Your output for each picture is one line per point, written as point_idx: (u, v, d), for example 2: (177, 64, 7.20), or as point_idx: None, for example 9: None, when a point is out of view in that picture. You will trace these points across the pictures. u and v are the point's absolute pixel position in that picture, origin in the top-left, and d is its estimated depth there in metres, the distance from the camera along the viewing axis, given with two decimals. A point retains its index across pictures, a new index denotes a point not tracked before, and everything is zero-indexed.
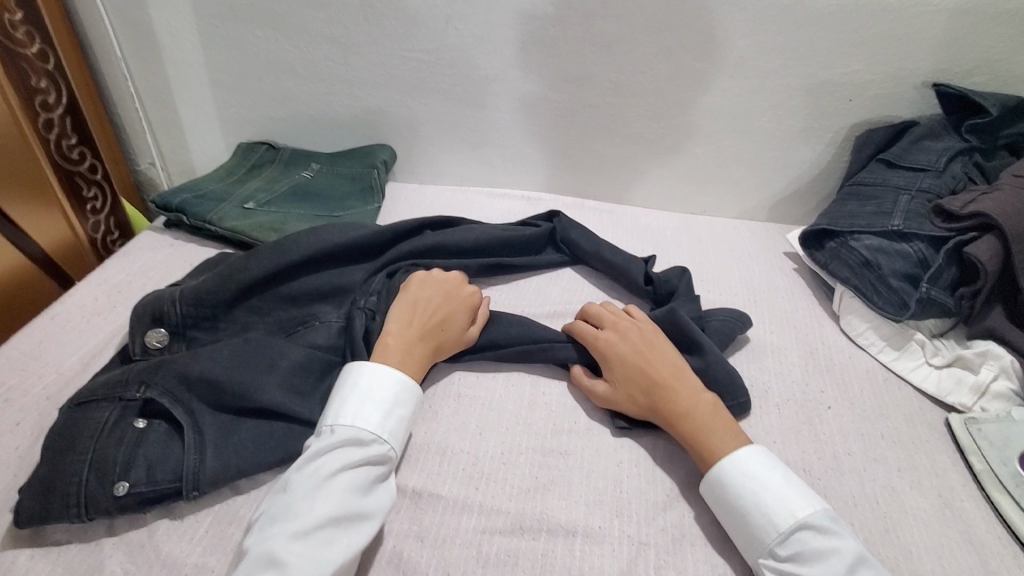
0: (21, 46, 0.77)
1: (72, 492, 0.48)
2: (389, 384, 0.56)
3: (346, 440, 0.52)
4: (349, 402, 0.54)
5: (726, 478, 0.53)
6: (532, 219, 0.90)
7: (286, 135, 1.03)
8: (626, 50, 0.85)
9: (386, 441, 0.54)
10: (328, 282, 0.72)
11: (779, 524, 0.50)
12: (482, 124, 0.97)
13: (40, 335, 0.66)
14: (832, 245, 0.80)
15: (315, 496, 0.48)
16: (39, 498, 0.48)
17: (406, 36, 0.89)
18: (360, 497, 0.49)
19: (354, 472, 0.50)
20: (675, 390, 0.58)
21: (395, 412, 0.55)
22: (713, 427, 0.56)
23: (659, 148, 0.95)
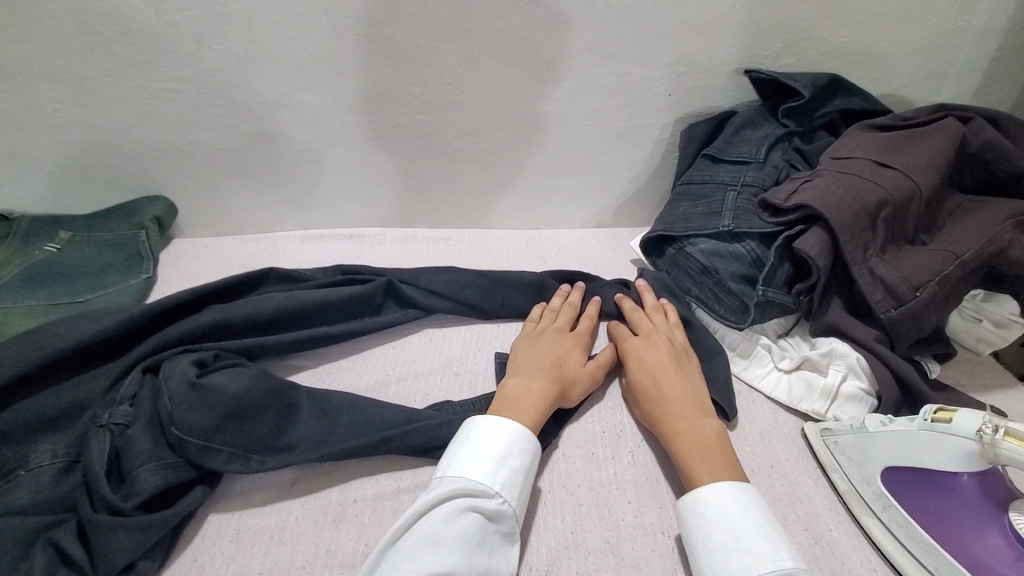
0: None
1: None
2: (525, 437, 0.51)
3: (458, 490, 0.46)
4: (461, 454, 0.49)
5: (713, 502, 0.48)
6: (362, 273, 0.74)
7: (22, 200, 0.81)
8: (421, 60, 0.74)
9: (497, 491, 0.47)
10: (54, 405, 0.53)
11: (777, 559, 0.44)
12: (276, 160, 0.81)
13: None
14: (672, 252, 0.76)
15: (421, 554, 0.42)
16: None
17: (149, 64, 0.72)
18: (471, 558, 0.43)
19: (462, 528, 0.44)
20: (674, 402, 0.56)
21: (509, 462, 0.49)
22: (704, 455, 0.52)
23: (486, 164, 0.85)
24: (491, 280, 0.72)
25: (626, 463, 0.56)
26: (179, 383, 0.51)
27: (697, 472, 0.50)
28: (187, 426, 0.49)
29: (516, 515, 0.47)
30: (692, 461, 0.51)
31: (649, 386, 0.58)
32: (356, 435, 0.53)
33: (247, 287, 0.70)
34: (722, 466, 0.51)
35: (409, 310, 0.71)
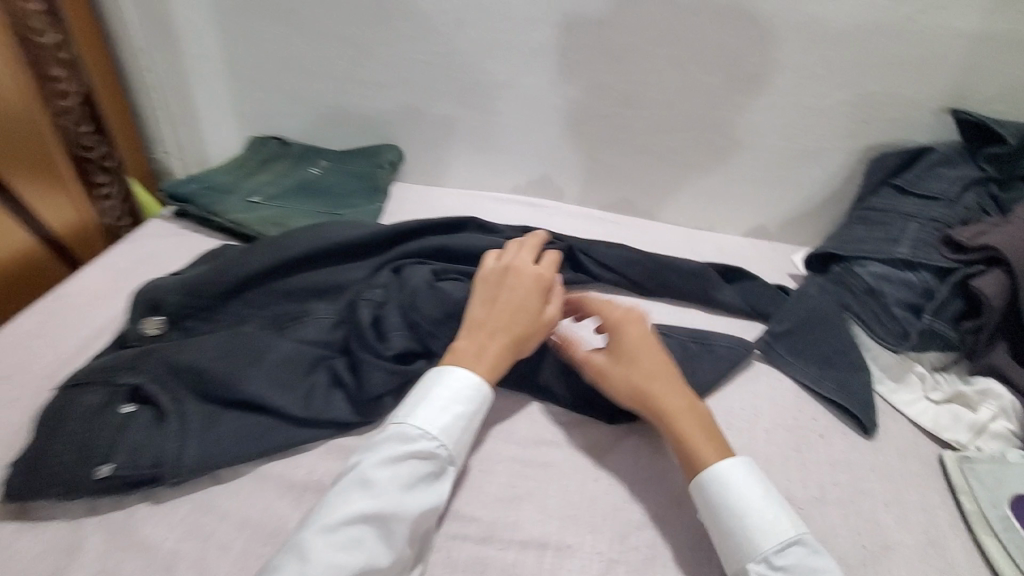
0: (36, 35, 0.71)
1: (59, 472, 0.50)
2: (468, 389, 0.55)
3: (392, 437, 0.52)
4: (410, 402, 0.54)
5: (729, 486, 0.52)
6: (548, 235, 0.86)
7: (295, 129, 1.03)
8: (635, 61, 0.85)
9: (436, 439, 0.52)
10: (324, 279, 0.71)
11: (779, 532, 0.49)
12: (491, 130, 0.96)
13: (45, 315, 0.68)
14: (837, 270, 0.79)
15: (361, 493, 0.48)
16: (28, 474, 0.50)
17: (417, 38, 0.89)
18: (402, 497, 0.49)
19: (402, 471, 0.50)
20: (665, 385, 0.58)
21: (452, 408, 0.54)
22: (697, 441, 0.55)
23: (668, 161, 0.94)
24: (659, 262, 0.81)
25: (758, 437, 0.64)
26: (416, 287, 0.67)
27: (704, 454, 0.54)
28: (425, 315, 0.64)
29: (450, 459, 0.53)
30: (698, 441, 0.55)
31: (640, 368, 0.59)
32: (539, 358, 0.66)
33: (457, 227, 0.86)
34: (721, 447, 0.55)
35: (579, 274, 0.82)
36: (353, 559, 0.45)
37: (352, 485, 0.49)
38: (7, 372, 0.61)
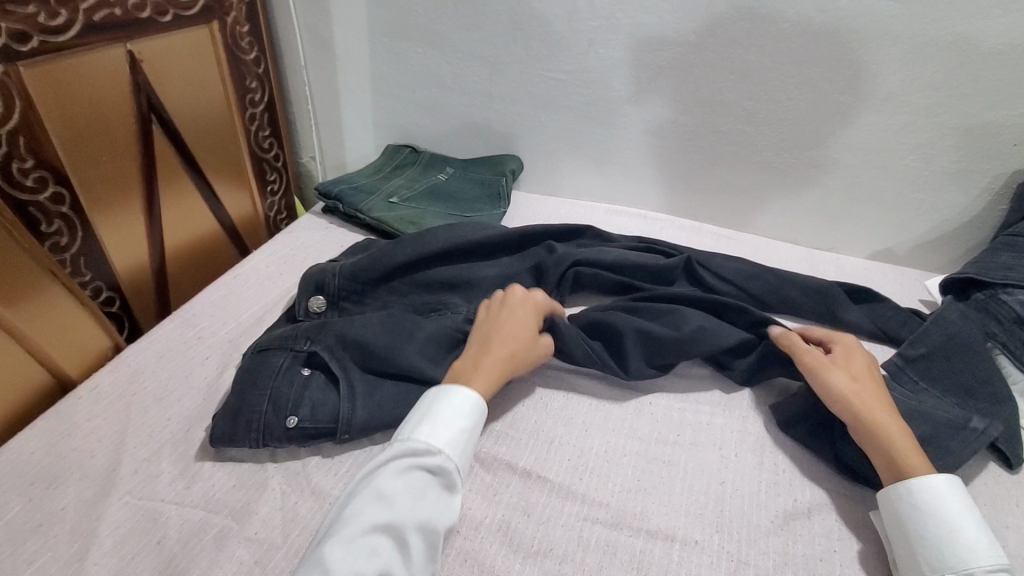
0: (243, 53, 0.85)
1: (254, 420, 0.57)
2: (467, 405, 0.56)
3: (399, 454, 0.53)
4: (419, 420, 0.55)
5: (931, 496, 0.52)
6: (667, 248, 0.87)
7: (427, 139, 1.13)
8: (763, 78, 0.86)
9: (442, 451, 0.53)
10: (458, 276, 0.77)
11: (982, 550, 0.49)
12: (609, 144, 1.00)
13: (226, 289, 0.79)
14: (979, 297, 0.76)
15: (377, 509, 0.49)
16: (229, 421, 0.57)
17: (548, 57, 0.95)
18: (417, 508, 0.49)
19: (411, 486, 0.51)
20: (876, 403, 0.59)
21: (456, 424, 0.55)
22: (907, 449, 0.55)
23: (789, 179, 0.94)
24: (783, 280, 0.82)
25: None
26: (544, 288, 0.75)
27: (913, 466, 0.54)
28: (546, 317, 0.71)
29: (460, 473, 0.54)
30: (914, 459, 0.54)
31: (864, 398, 0.60)
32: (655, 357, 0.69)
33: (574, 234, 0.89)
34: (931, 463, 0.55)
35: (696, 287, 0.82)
36: (369, 568, 0.45)
37: (369, 501, 0.49)
38: (201, 335, 0.71)
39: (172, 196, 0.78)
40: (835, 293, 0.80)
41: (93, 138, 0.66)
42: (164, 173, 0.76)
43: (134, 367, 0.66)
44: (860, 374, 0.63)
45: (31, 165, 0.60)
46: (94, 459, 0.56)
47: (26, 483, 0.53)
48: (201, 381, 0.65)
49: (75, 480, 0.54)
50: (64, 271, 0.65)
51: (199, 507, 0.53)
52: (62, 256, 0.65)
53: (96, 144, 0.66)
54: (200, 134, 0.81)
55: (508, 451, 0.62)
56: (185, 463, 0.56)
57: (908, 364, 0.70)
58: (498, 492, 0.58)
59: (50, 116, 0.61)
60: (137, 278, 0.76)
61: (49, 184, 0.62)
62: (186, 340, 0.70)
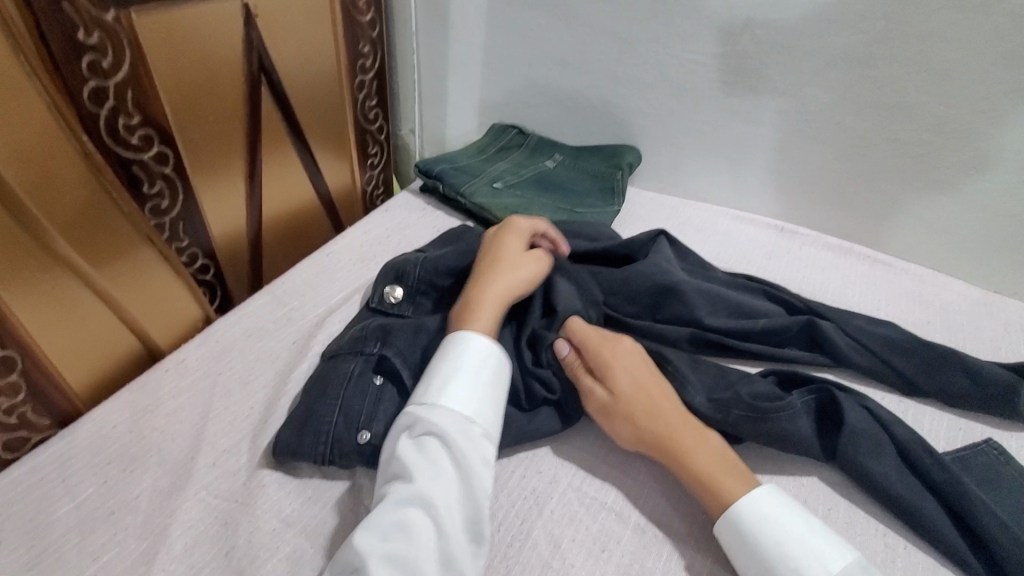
0: (359, 13, 0.78)
1: (322, 431, 0.51)
2: (466, 357, 0.52)
3: (409, 425, 0.49)
4: (419, 385, 0.51)
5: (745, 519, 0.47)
6: (786, 293, 0.70)
7: (535, 121, 1.03)
8: (969, 77, 0.69)
9: (448, 407, 0.49)
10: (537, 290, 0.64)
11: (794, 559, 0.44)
12: (749, 142, 0.87)
13: (318, 269, 0.74)
14: None
15: (400, 483, 0.45)
16: (296, 433, 0.51)
17: (693, 36, 0.82)
18: (435, 476, 0.45)
19: (428, 449, 0.47)
20: (688, 430, 0.52)
21: (455, 377, 0.51)
22: (721, 475, 0.49)
23: (978, 203, 0.77)
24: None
25: None
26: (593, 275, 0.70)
27: (728, 489, 0.48)
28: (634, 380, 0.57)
29: (478, 423, 0.49)
30: (723, 481, 0.49)
31: (682, 437, 0.51)
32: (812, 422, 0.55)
33: (674, 244, 0.76)
34: (746, 476, 0.50)
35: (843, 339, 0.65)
36: (407, 545, 0.41)
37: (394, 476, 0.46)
38: (290, 316, 0.66)
39: (273, 163, 0.74)
40: (1019, 381, 0.60)
41: (199, 97, 0.62)
42: (268, 140, 0.72)
43: (222, 344, 0.63)
44: (626, 402, 0.53)
45: (137, 122, 0.57)
46: (175, 443, 0.53)
47: (108, 462, 0.51)
48: (284, 366, 0.60)
49: (152, 466, 0.51)
50: (161, 237, 0.62)
51: (274, 517, 0.48)
52: (161, 220, 0.62)
53: (202, 103, 0.63)
54: (306, 100, 0.76)
55: (618, 499, 0.52)
56: (263, 463, 0.52)
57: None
58: (608, 547, 0.49)
59: (157, 69, 0.57)
60: (231, 245, 0.72)
61: (154, 143, 0.59)
62: (276, 319, 0.66)
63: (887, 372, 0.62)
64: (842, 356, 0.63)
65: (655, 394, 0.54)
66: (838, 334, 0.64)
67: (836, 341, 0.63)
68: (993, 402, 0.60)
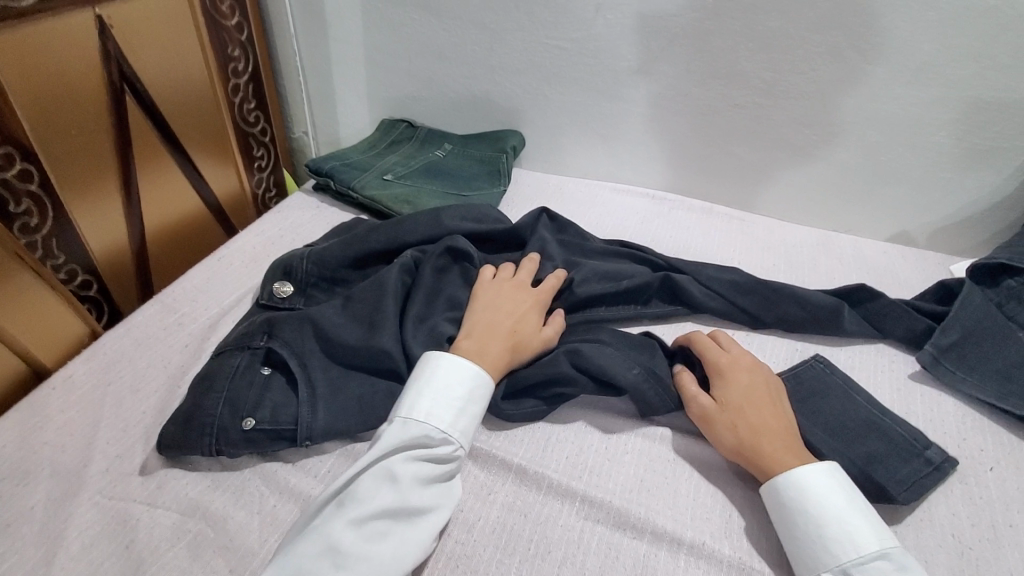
0: (223, 18, 0.78)
1: (208, 422, 0.54)
2: (466, 377, 0.55)
3: (411, 440, 0.51)
4: (427, 398, 0.53)
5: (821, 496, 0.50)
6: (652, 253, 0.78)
7: (423, 113, 1.07)
8: (784, 48, 0.80)
9: (452, 438, 0.53)
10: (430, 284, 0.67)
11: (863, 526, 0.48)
12: (617, 118, 0.94)
13: (209, 272, 0.75)
14: (1012, 284, 0.69)
15: (388, 490, 0.48)
16: (189, 430, 0.54)
17: (553, 24, 0.88)
18: (421, 495, 0.49)
19: (421, 469, 0.50)
20: (771, 427, 0.55)
21: (467, 412, 0.54)
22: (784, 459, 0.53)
23: (808, 156, 0.88)
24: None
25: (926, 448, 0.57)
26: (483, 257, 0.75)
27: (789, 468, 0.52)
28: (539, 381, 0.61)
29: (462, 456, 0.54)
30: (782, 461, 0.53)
31: (754, 428, 0.55)
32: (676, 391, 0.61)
33: (555, 219, 0.82)
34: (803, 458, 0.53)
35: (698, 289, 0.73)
36: (382, 550, 0.46)
37: (378, 477, 0.49)
38: (181, 321, 0.67)
39: (151, 174, 0.74)
40: (838, 304, 0.70)
41: (61, 112, 0.62)
42: (142, 150, 0.72)
43: (111, 356, 0.63)
44: (755, 411, 0.56)
45: None
46: (67, 454, 0.54)
47: None
48: (177, 370, 0.62)
49: (45, 477, 0.52)
50: (35, 254, 0.62)
51: (174, 509, 0.50)
52: (33, 238, 0.61)
53: (66, 118, 0.63)
54: (179, 108, 0.76)
55: (503, 448, 0.58)
56: (159, 463, 0.54)
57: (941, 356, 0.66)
58: (493, 491, 0.55)
59: (13, 87, 0.57)
60: (115, 260, 0.72)
61: (16, 161, 0.59)
62: (167, 326, 0.67)
63: (734, 311, 0.72)
64: (695, 304, 0.72)
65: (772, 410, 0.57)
66: (693, 285, 0.73)
67: (692, 292, 0.72)
68: (818, 323, 0.70)
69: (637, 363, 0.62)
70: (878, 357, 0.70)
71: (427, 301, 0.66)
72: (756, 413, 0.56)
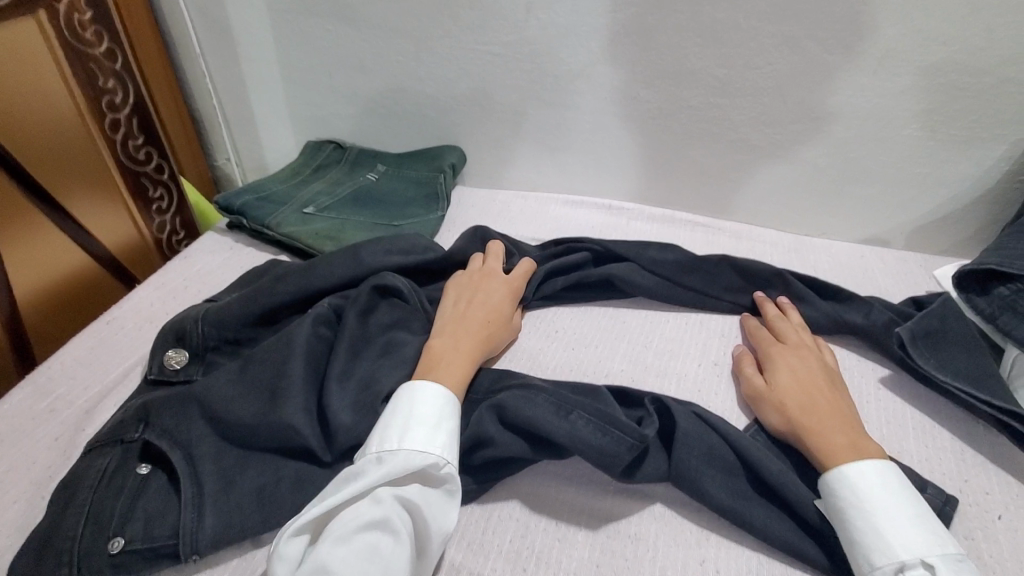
0: (88, 46, 0.68)
1: (61, 549, 0.43)
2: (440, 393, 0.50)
3: (392, 471, 0.45)
4: (402, 423, 0.48)
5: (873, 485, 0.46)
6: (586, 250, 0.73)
7: (352, 132, 0.97)
8: (736, 41, 0.71)
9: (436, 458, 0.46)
10: (349, 334, 0.57)
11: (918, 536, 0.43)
12: (562, 126, 0.86)
13: (93, 341, 0.64)
14: (1004, 292, 0.62)
15: (371, 529, 0.43)
16: (34, 563, 0.43)
17: (480, 27, 0.79)
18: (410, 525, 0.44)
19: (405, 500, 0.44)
20: (829, 421, 0.51)
21: (445, 425, 0.49)
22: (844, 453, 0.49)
23: (770, 156, 0.80)
24: (748, 275, 0.70)
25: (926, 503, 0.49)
26: (424, 293, 0.66)
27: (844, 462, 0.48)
28: (470, 450, 0.51)
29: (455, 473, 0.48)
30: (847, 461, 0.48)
31: (811, 423, 0.51)
32: (628, 438, 0.50)
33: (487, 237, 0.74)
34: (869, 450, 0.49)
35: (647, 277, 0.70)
36: None
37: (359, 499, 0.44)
38: (52, 408, 0.57)
39: (15, 233, 0.65)
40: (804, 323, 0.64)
41: None
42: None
43: None
44: (805, 404, 0.53)
45: None
46: None
47: None
48: (40, 473, 0.52)
49: None
50: None
51: None
52: None
53: None
54: (37, 154, 0.67)
55: None
56: None
57: (910, 345, 0.60)
58: None
59: None
60: None
61: None
62: (35, 415, 0.57)
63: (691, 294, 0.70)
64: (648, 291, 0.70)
65: (833, 404, 0.53)
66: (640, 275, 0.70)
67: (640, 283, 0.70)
68: None
69: (575, 406, 0.52)
70: (862, 385, 0.62)
71: (350, 357, 0.56)
72: (811, 403, 0.53)
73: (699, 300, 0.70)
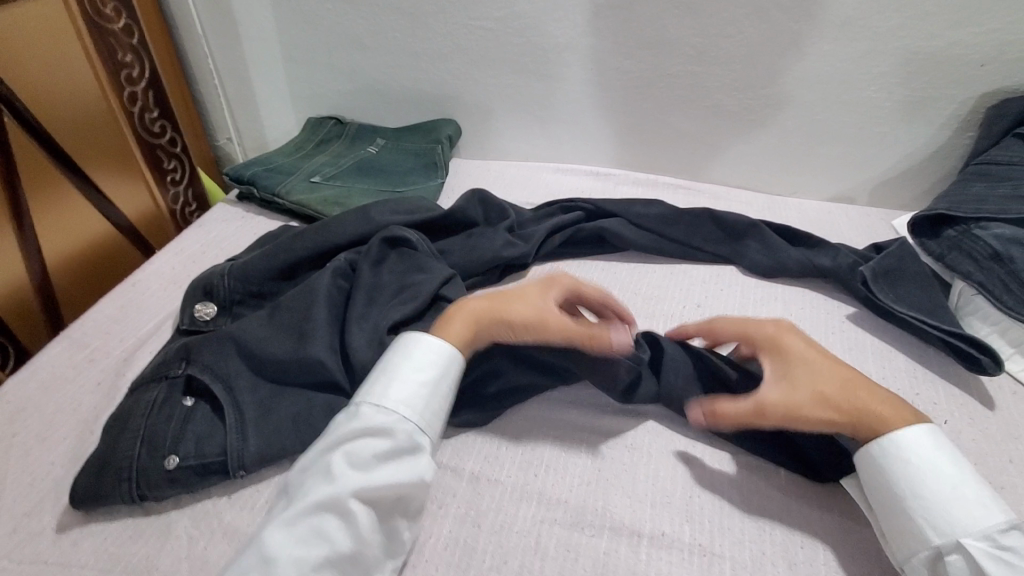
0: (108, 22, 0.73)
1: (124, 467, 0.49)
2: (414, 351, 0.51)
3: (358, 427, 0.47)
4: (377, 381, 0.50)
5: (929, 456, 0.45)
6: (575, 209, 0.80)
7: (351, 108, 1.01)
8: (711, 12, 0.77)
9: (398, 412, 0.48)
10: (368, 282, 0.63)
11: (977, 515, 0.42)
12: (552, 97, 0.91)
13: (122, 301, 0.69)
14: (952, 234, 0.69)
15: (322, 482, 0.44)
16: (100, 480, 0.49)
17: (473, 3, 0.84)
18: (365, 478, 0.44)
19: (364, 454, 0.45)
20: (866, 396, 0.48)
21: (415, 383, 0.50)
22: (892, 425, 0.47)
23: (745, 121, 0.87)
24: (726, 227, 0.76)
25: None
26: (432, 245, 0.72)
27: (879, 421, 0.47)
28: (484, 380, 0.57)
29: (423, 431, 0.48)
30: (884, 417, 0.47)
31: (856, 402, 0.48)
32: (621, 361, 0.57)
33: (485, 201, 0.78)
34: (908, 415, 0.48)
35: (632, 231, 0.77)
36: (313, 549, 0.41)
37: (318, 466, 0.45)
38: (91, 358, 0.62)
39: (44, 200, 0.70)
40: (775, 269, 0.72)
41: None
42: (29, 176, 0.67)
43: (14, 404, 0.57)
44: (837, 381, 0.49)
45: None
46: None
47: None
48: (89, 412, 0.57)
49: None
50: None
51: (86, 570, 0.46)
52: None
53: None
54: (63, 125, 0.71)
55: (452, 457, 0.54)
56: (71, 519, 0.49)
57: (872, 282, 0.67)
58: (442, 504, 0.51)
59: None
60: (16, 297, 0.68)
61: None
62: (76, 364, 0.61)
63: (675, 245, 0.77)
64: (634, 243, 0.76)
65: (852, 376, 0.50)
66: (625, 228, 0.76)
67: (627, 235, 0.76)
68: None
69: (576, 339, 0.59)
70: (828, 320, 0.69)
71: (369, 301, 0.61)
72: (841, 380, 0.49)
73: (682, 251, 0.77)
